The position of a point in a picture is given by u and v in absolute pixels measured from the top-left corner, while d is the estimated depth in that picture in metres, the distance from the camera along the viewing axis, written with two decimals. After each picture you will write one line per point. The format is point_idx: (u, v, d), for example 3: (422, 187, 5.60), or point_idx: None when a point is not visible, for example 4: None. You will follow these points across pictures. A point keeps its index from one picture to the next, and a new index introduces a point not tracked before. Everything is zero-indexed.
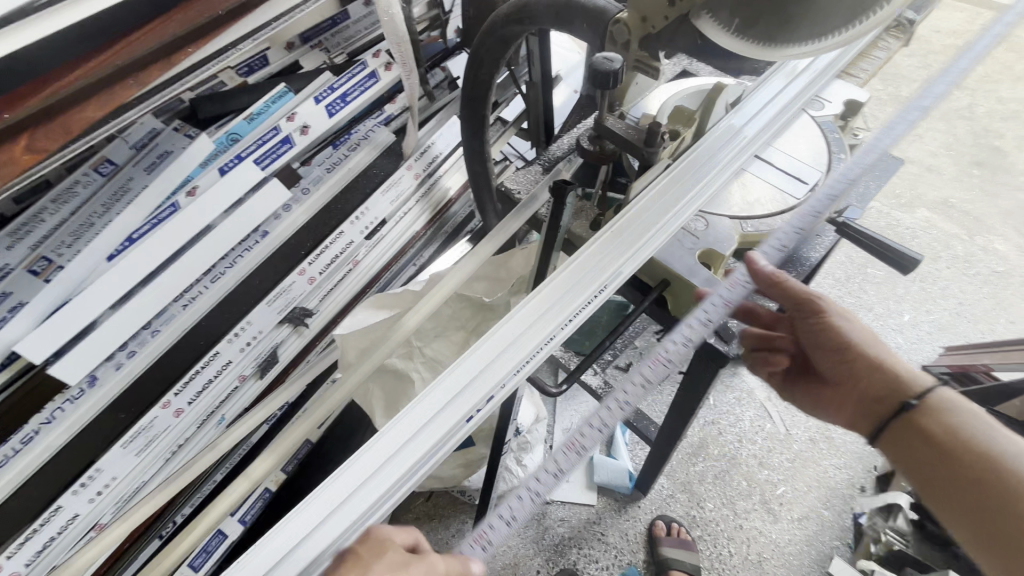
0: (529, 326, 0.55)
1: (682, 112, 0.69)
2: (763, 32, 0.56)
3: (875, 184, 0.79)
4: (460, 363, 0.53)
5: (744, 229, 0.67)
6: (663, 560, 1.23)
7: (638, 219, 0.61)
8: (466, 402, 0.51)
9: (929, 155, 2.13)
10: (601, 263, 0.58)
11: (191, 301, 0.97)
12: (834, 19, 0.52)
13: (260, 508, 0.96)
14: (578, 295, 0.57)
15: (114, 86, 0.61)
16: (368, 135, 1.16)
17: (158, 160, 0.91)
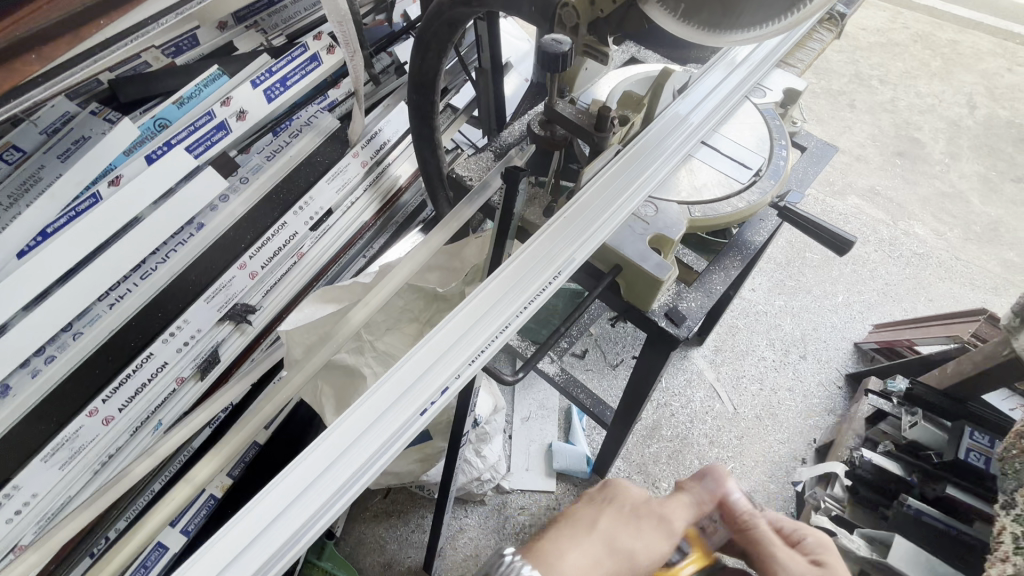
0: (481, 317, 0.54)
1: (631, 97, 0.70)
2: (707, 20, 0.57)
3: (812, 170, 0.82)
4: (413, 354, 0.51)
5: (692, 214, 0.67)
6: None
7: (589, 205, 0.60)
8: (420, 395, 0.50)
9: (857, 146, 2.27)
10: (556, 247, 0.58)
11: (118, 301, 0.89)
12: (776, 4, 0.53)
13: (205, 516, 0.91)
14: (526, 288, 0.55)
15: (8, 61, 0.47)
16: (311, 120, 1.10)
17: (74, 145, 0.86)
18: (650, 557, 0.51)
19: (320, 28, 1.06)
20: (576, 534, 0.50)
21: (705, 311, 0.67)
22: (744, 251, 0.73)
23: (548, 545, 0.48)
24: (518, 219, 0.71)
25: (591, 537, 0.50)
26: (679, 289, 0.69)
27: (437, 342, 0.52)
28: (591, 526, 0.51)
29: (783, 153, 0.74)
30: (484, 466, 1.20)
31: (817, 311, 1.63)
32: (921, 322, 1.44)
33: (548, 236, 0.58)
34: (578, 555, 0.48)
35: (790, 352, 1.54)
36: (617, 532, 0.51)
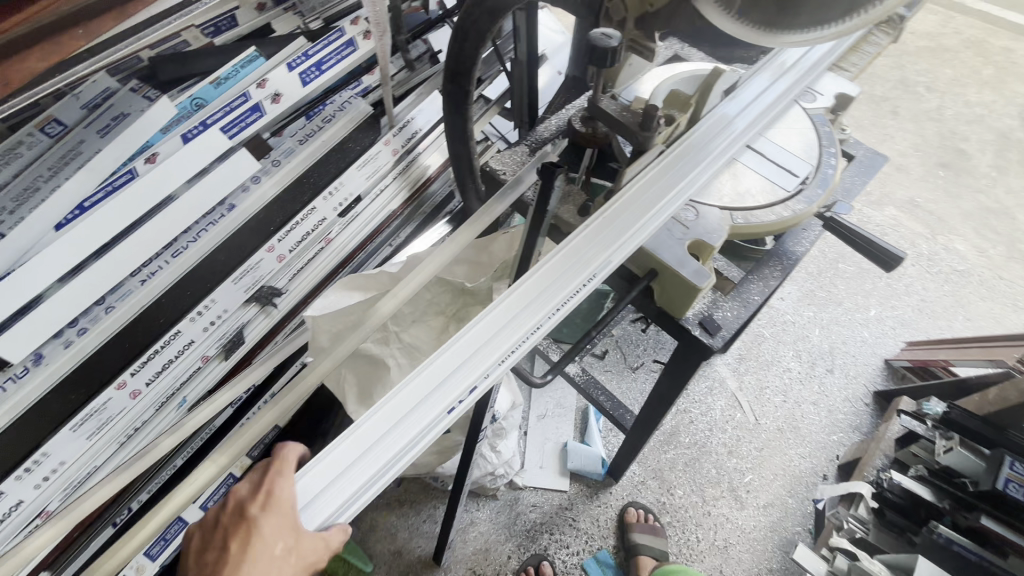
0: (513, 317, 0.53)
1: (677, 96, 0.66)
2: (764, 17, 0.55)
3: (859, 181, 0.78)
4: (442, 352, 0.52)
5: (735, 221, 0.63)
6: (632, 546, 1.16)
7: (626, 209, 0.59)
8: (446, 395, 0.50)
9: (899, 154, 2.20)
10: (592, 250, 0.57)
11: (149, 277, 0.90)
12: (838, 8, 0.51)
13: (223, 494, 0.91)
14: (554, 295, 0.54)
15: (58, 36, 0.47)
16: (345, 105, 1.09)
17: (112, 123, 0.93)
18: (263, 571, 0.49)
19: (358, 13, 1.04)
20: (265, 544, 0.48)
21: (743, 324, 0.64)
22: (785, 261, 0.70)
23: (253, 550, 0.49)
24: (552, 216, 0.70)
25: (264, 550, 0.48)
26: (715, 297, 0.66)
27: (467, 341, 0.52)
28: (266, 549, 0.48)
29: (833, 161, 0.69)
30: (498, 462, 1.19)
31: (846, 324, 1.57)
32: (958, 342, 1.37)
33: (580, 242, 0.56)
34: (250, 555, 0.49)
35: (816, 365, 1.49)
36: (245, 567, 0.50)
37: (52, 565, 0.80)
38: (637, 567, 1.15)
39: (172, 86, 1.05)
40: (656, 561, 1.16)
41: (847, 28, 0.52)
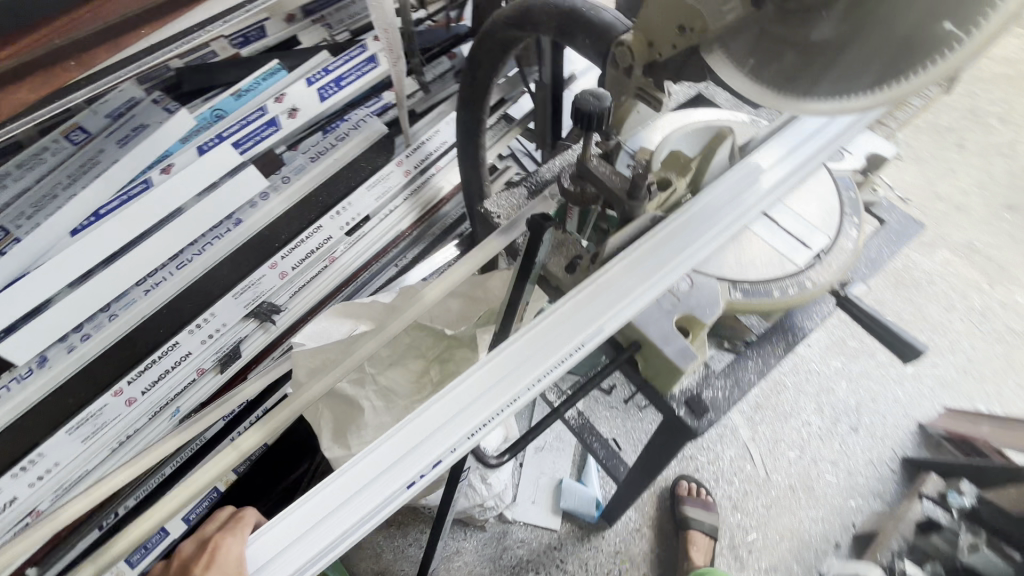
0: (491, 385, 0.50)
1: (677, 157, 0.62)
2: (776, 76, 0.49)
3: (887, 249, 0.70)
4: (411, 421, 0.49)
5: (732, 294, 0.58)
6: (683, 518, 1.17)
7: (623, 275, 0.54)
8: (410, 466, 0.47)
9: (960, 192, 2.03)
10: (583, 317, 0.53)
11: (154, 287, 0.93)
12: (869, 76, 0.44)
13: (207, 507, 0.92)
14: (534, 366, 0.51)
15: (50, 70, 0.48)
16: (360, 124, 1.09)
17: (132, 134, 0.95)
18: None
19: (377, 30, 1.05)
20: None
21: (731, 403, 0.59)
22: (791, 337, 0.63)
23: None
24: (539, 269, 0.66)
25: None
26: (707, 372, 0.61)
27: (442, 407, 0.49)
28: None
29: (853, 232, 0.62)
30: (488, 494, 1.17)
31: (881, 382, 1.39)
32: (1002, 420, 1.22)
33: (566, 310, 0.53)
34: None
35: (840, 422, 1.33)
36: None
37: (42, 560, 0.84)
38: (686, 540, 1.15)
39: (196, 97, 1.07)
40: (707, 536, 1.16)
41: (873, 102, 0.44)
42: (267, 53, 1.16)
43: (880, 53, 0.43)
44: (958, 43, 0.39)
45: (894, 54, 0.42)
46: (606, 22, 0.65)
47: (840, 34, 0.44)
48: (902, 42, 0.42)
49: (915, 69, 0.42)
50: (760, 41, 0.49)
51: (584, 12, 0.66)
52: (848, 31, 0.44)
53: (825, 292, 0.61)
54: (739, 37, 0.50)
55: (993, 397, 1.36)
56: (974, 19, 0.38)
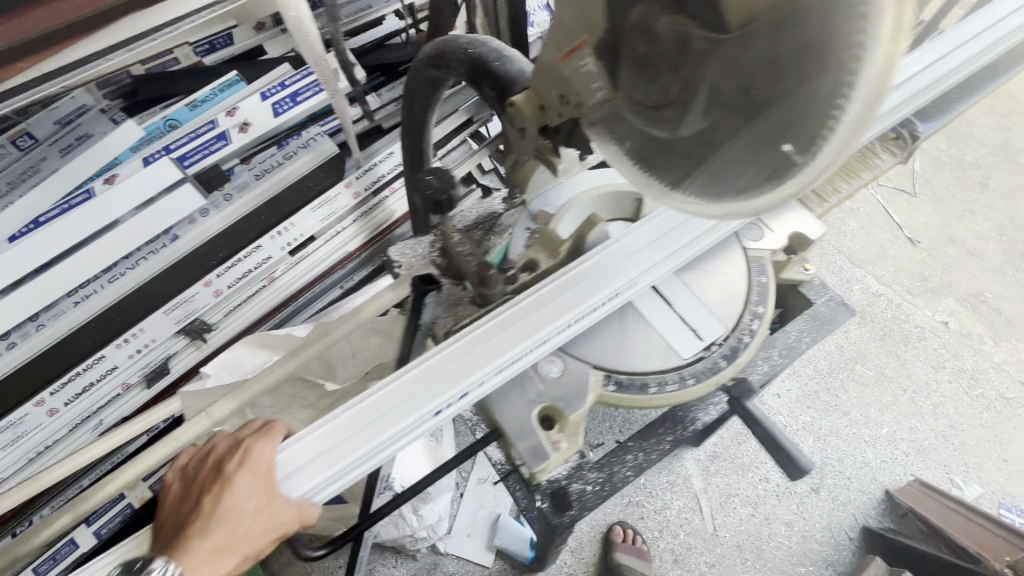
0: (418, 391, 0.47)
1: (550, 237, 0.58)
2: (658, 162, 0.41)
3: (808, 336, 0.63)
4: (334, 417, 0.46)
5: (604, 387, 0.53)
6: (616, 565, 1.10)
7: (522, 316, 0.50)
8: (332, 462, 0.45)
9: (975, 236, 1.88)
10: (470, 362, 0.49)
11: (85, 299, 0.91)
12: (743, 173, 0.35)
13: (120, 522, 0.92)
14: (415, 407, 0.47)
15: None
16: (310, 142, 1.07)
17: (75, 142, 0.95)
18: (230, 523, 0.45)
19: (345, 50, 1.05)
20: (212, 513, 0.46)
21: (599, 500, 0.55)
22: (680, 432, 0.58)
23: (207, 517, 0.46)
24: (425, 329, 0.61)
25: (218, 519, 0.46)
26: (581, 461, 0.57)
27: (369, 405, 0.47)
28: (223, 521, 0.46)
29: (755, 325, 0.56)
30: (419, 525, 1.14)
31: (852, 442, 1.30)
32: (957, 505, 1.14)
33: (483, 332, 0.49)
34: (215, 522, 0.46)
35: (800, 481, 1.26)
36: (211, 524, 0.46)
37: None
38: None
39: (152, 105, 1.05)
40: None
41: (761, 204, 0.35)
42: (230, 63, 1.13)
43: (750, 150, 0.34)
44: (811, 152, 0.31)
45: (763, 153, 0.33)
46: (510, 74, 0.59)
47: (708, 128, 0.36)
48: (761, 145, 0.33)
49: (784, 174, 0.33)
50: (635, 129, 0.42)
51: (490, 61, 0.61)
52: (718, 126, 0.35)
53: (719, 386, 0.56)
54: (619, 117, 0.42)
55: (970, 470, 1.29)
56: (822, 126, 0.30)
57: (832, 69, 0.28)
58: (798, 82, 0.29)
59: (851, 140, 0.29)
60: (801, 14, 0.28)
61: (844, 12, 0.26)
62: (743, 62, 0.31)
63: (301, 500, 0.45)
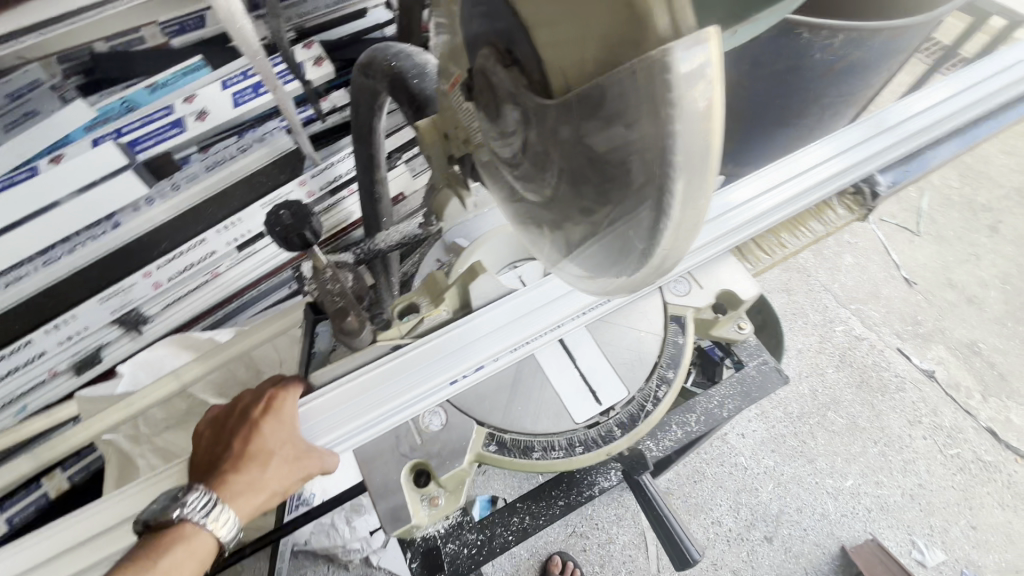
0: (399, 379, 0.50)
1: (437, 282, 0.57)
2: (538, 219, 0.36)
3: (731, 403, 0.58)
4: (326, 392, 0.50)
5: (485, 447, 0.51)
6: None
7: (426, 358, 0.51)
8: (324, 431, 0.48)
9: (979, 283, 1.68)
10: (335, 416, 0.49)
11: (12, 283, 0.87)
12: (604, 252, 0.30)
13: (34, 512, 0.90)
14: (374, 405, 0.49)
15: None
16: (268, 136, 1.03)
17: (21, 120, 0.81)
18: (257, 468, 0.46)
19: (310, 38, 1.01)
20: (239, 459, 0.47)
21: (473, 565, 0.50)
22: (575, 499, 0.54)
23: (236, 461, 0.47)
24: (320, 358, 0.56)
25: (245, 465, 0.47)
26: (462, 519, 0.53)
27: (356, 385, 0.50)
28: (249, 465, 0.47)
29: (660, 393, 0.54)
30: (351, 537, 1.11)
31: (810, 492, 1.25)
32: None
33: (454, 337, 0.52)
34: (242, 465, 0.47)
35: (753, 527, 1.21)
36: (239, 467, 0.47)
37: None
38: None
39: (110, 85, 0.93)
40: None
41: (633, 284, 0.30)
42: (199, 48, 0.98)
43: (603, 235, 0.29)
44: (652, 244, 0.25)
45: (612, 237, 0.28)
46: (426, 94, 0.55)
47: (564, 195, 0.30)
48: (609, 230, 0.28)
49: (638, 260, 0.28)
50: (507, 182, 0.37)
51: (409, 77, 0.56)
52: (575, 200, 0.30)
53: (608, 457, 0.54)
54: (499, 172, 0.37)
55: (935, 534, 1.23)
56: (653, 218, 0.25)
57: (646, 153, 0.22)
58: (624, 163, 0.24)
59: (692, 229, 0.25)
60: (600, 91, 0.23)
61: (646, 100, 0.21)
62: (571, 133, 0.26)
63: (322, 448, 0.48)
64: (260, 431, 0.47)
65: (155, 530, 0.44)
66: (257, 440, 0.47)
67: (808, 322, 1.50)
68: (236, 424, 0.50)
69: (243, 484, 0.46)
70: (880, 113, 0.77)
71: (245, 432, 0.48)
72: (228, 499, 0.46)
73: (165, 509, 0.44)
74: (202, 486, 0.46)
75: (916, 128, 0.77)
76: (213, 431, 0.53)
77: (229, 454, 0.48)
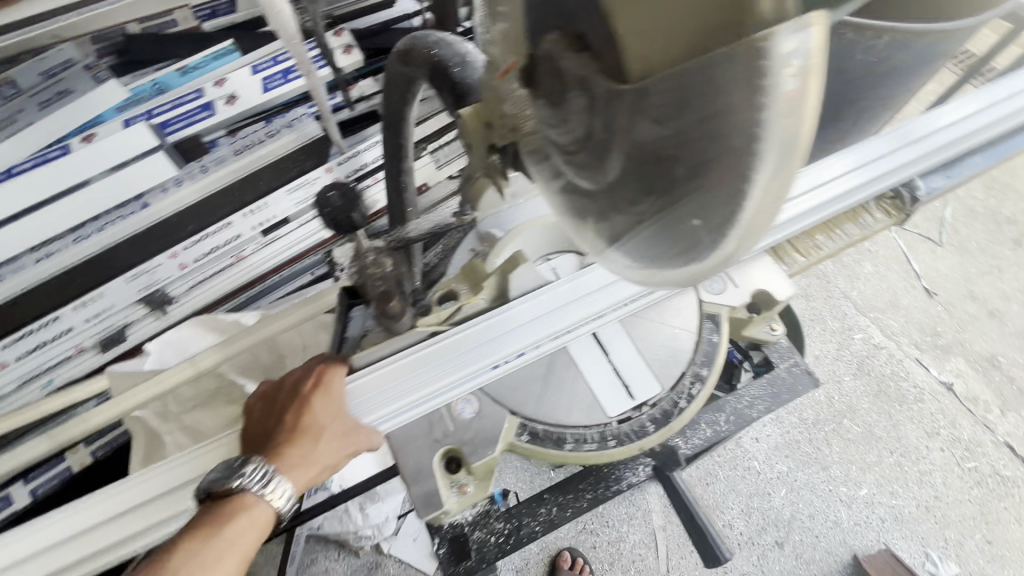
0: (437, 365, 0.50)
1: (476, 270, 0.57)
2: (590, 207, 0.36)
3: (760, 404, 0.58)
4: (366, 375, 0.50)
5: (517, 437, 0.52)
6: None
7: (464, 346, 0.51)
8: (362, 414, 0.49)
9: (1002, 296, 1.65)
10: (373, 399, 0.49)
11: (47, 257, 0.90)
12: (664, 242, 0.30)
13: (57, 485, 0.92)
14: (412, 389, 0.49)
15: None
16: (296, 122, 1.03)
17: (53, 98, 0.86)
18: (310, 442, 0.47)
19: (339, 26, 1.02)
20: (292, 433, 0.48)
21: (499, 554, 0.51)
22: (601, 493, 0.54)
23: (290, 434, 0.48)
24: (351, 343, 0.56)
25: (299, 438, 0.48)
26: (489, 509, 0.53)
27: (393, 369, 0.50)
28: (303, 439, 0.48)
29: (695, 390, 0.55)
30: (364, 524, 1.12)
31: (823, 499, 1.24)
32: None
33: (493, 324, 0.51)
34: (296, 439, 0.48)
35: (764, 532, 1.21)
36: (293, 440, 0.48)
37: None
38: None
39: (142, 67, 0.95)
40: None
41: (690, 275, 0.29)
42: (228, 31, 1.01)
43: (666, 224, 0.29)
44: (720, 237, 0.26)
45: (677, 228, 0.28)
46: (468, 84, 0.55)
47: (625, 182, 0.30)
48: (674, 220, 0.28)
49: (704, 251, 0.27)
50: (561, 170, 0.36)
51: (449, 66, 0.56)
52: (639, 187, 0.29)
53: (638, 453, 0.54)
54: (551, 159, 0.37)
55: (948, 547, 1.22)
56: (728, 207, 0.24)
57: (729, 142, 0.22)
58: (703, 148, 0.24)
59: (766, 222, 0.25)
60: (688, 74, 0.22)
61: (743, 83, 0.20)
62: (648, 117, 0.26)
63: (368, 426, 0.48)
64: (312, 406, 0.48)
65: (217, 499, 0.45)
66: (310, 414, 0.48)
67: (826, 329, 1.48)
68: (288, 400, 0.51)
69: (297, 457, 0.48)
70: (902, 126, 0.76)
71: (296, 407, 0.49)
72: (283, 471, 0.47)
73: (225, 478, 0.45)
74: (259, 458, 0.47)
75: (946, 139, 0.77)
76: (264, 407, 0.54)
77: (281, 428, 0.49)
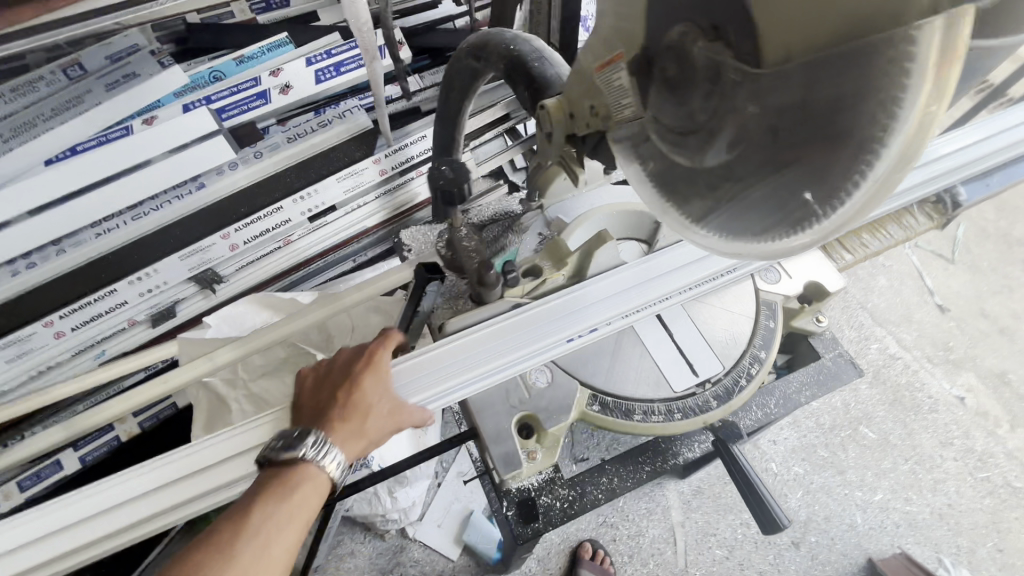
0: (523, 332, 0.54)
1: (558, 249, 0.62)
2: (679, 189, 0.39)
3: (809, 389, 0.61)
4: (456, 339, 0.53)
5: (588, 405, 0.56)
6: None
7: (547, 317, 0.55)
8: (451, 375, 0.52)
9: (1013, 315, 1.69)
10: (461, 362, 0.52)
11: (106, 232, 0.93)
12: (765, 216, 0.34)
13: (104, 453, 0.94)
14: (499, 353, 0.52)
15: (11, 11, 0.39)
16: (347, 114, 1.07)
17: (122, 80, 0.86)
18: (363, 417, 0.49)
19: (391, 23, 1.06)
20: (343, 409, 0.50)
21: (566, 517, 0.54)
22: (660, 464, 0.58)
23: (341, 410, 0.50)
24: (422, 316, 0.60)
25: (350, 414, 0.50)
26: (554, 475, 0.56)
27: (482, 335, 0.53)
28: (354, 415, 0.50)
29: (752, 370, 0.59)
30: (392, 507, 1.15)
31: (838, 503, 1.27)
32: None
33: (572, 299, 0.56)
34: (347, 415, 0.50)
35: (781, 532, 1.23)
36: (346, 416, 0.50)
37: None
38: None
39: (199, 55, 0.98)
40: None
41: (786, 247, 0.33)
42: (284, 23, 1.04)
43: (772, 199, 0.33)
44: (834, 207, 0.30)
45: (788, 201, 0.32)
46: (546, 77, 0.59)
47: (733, 161, 0.34)
48: (783, 194, 0.32)
49: (811, 222, 0.31)
50: (660, 153, 0.40)
51: (529, 61, 0.60)
52: (747, 165, 0.33)
53: (695, 427, 0.58)
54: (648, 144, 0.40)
55: (961, 553, 1.24)
56: (848, 178, 0.29)
57: (871, 115, 0.26)
58: (835, 121, 0.28)
59: (881, 196, 0.29)
60: (839, 57, 0.27)
61: (887, 67, 0.26)
62: (783, 97, 0.30)
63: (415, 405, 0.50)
64: (362, 384, 0.50)
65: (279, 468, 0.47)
66: (361, 391, 0.50)
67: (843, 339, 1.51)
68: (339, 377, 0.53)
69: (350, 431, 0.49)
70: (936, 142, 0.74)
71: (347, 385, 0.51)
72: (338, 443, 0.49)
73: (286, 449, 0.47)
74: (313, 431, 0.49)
75: (976, 156, 0.74)
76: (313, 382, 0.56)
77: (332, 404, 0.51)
